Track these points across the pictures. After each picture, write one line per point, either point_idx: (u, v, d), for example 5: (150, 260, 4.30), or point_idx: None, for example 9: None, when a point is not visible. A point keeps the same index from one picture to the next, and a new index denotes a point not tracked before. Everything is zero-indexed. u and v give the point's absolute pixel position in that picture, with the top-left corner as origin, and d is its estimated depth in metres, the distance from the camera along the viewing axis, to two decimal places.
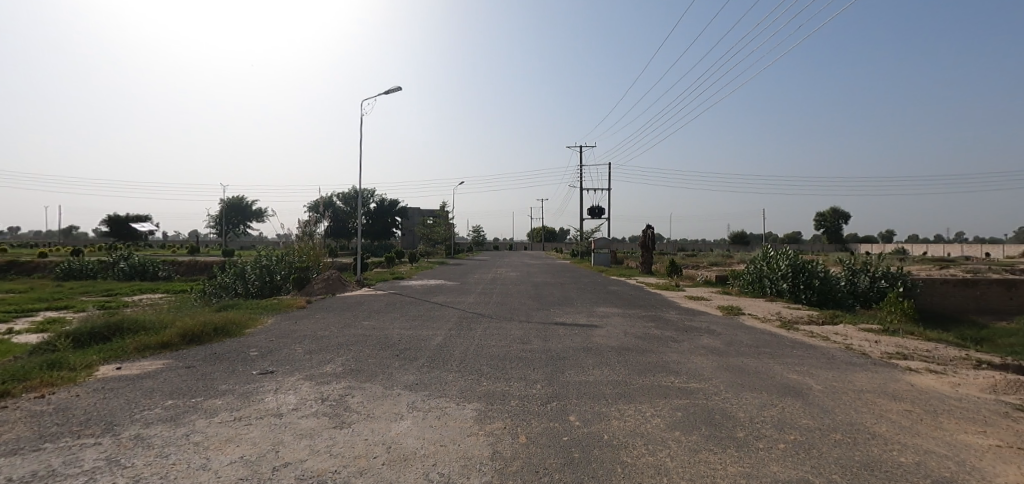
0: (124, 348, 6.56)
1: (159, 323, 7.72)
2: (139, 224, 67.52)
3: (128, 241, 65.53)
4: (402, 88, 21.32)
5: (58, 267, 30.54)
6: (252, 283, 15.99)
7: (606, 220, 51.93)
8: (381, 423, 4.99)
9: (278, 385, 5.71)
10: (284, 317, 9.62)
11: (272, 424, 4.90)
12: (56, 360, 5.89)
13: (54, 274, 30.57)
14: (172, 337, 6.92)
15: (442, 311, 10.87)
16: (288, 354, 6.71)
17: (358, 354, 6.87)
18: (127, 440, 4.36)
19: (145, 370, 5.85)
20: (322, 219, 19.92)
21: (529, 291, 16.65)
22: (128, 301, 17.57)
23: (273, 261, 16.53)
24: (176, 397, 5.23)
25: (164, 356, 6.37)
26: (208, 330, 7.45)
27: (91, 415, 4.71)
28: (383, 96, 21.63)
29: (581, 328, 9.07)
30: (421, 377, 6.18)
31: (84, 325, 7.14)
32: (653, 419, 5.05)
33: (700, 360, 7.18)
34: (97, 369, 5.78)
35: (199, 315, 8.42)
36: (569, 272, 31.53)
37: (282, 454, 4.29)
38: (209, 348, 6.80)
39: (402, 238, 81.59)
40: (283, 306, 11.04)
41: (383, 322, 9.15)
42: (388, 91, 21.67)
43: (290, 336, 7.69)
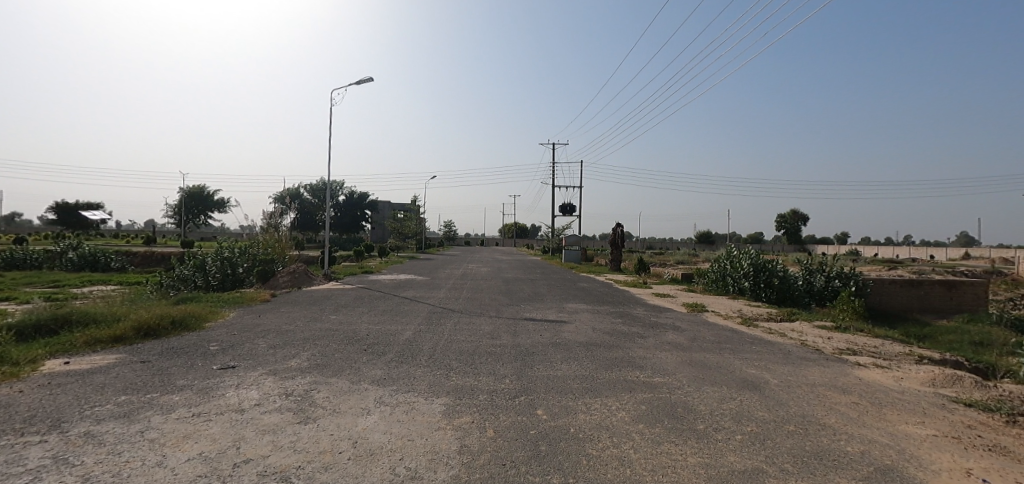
0: (73, 342, 6.22)
1: (112, 315, 7.35)
2: (90, 211, 64.06)
3: (77, 229, 61.98)
4: (373, 78, 20.94)
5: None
6: (214, 275, 15.47)
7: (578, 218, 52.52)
8: (348, 418, 4.95)
9: (240, 380, 5.53)
10: (246, 311, 9.33)
11: (234, 420, 4.80)
12: None
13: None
14: (125, 330, 6.60)
15: (411, 306, 10.80)
16: (250, 349, 6.51)
17: (324, 348, 6.73)
18: (76, 437, 4.20)
19: (96, 365, 5.57)
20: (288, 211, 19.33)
21: (499, 287, 16.68)
22: (77, 293, 16.63)
23: (235, 253, 15.98)
24: (131, 392, 5.01)
25: (117, 351, 6.08)
26: (165, 324, 7.14)
27: (36, 411, 4.48)
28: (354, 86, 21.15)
29: (550, 323, 9.18)
30: (389, 371, 6.12)
31: (28, 317, 6.72)
32: (618, 412, 5.18)
33: (664, 356, 7.38)
34: (43, 364, 5.46)
35: (155, 308, 8.07)
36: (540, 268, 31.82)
37: (244, 451, 4.24)
38: (166, 342, 6.55)
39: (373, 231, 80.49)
40: (246, 299, 10.70)
41: (351, 317, 9.00)
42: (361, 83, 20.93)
43: (252, 330, 7.47)
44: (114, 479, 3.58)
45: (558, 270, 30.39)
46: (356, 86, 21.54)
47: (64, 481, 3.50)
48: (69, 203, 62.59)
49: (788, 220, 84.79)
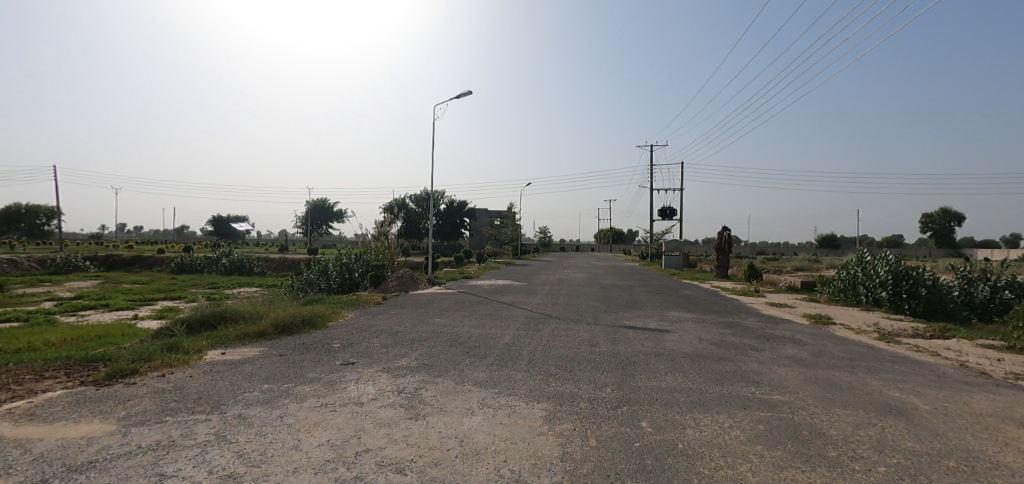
0: (227, 335, 7.22)
1: (256, 313, 8.42)
2: (236, 224, 74.75)
3: (227, 240, 72.75)
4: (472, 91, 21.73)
5: (173, 262, 34.50)
6: (334, 280, 17.11)
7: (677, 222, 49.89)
8: (453, 417, 5.15)
9: (358, 375, 6.01)
10: (362, 312, 10.16)
11: (354, 412, 5.24)
12: (173, 343, 6.59)
13: (171, 268, 34.57)
14: (266, 327, 7.52)
15: (509, 311, 10.99)
16: (366, 347, 7.05)
17: (430, 349, 7.08)
18: (231, 418, 4.92)
19: (245, 356, 6.41)
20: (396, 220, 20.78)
21: (595, 294, 16.39)
22: (229, 293, 19.45)
23: (352, 259, 17.54)
24: (272, 381, 5.69)
25: (260, 344, 6.95)
26: (297, 322, 8.01)
27: (202, 393, 5.28)
28: (454, 100, 22.13)
29: (652, 332, 8.77)
30: (490, 374, 6.26)
31: (195, 313, 7.95)
32: (732, 430, 4.79)
33: (783, 371, 6.69)
34: (206, 354, 6.39)
35: (289, 307, 9.10)
36: (637, 274, 30.71)
37: (364, 440, 4.62)
38: (298, 339, 7.34)
39: (471, 238, 83.77)
40: (362, 301, 11.67)
41: (453, 320, 9.39)
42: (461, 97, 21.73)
43: (368, 330, 8.09)
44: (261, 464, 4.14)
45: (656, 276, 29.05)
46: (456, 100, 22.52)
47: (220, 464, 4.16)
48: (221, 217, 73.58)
49: (937, 221, 73.07)
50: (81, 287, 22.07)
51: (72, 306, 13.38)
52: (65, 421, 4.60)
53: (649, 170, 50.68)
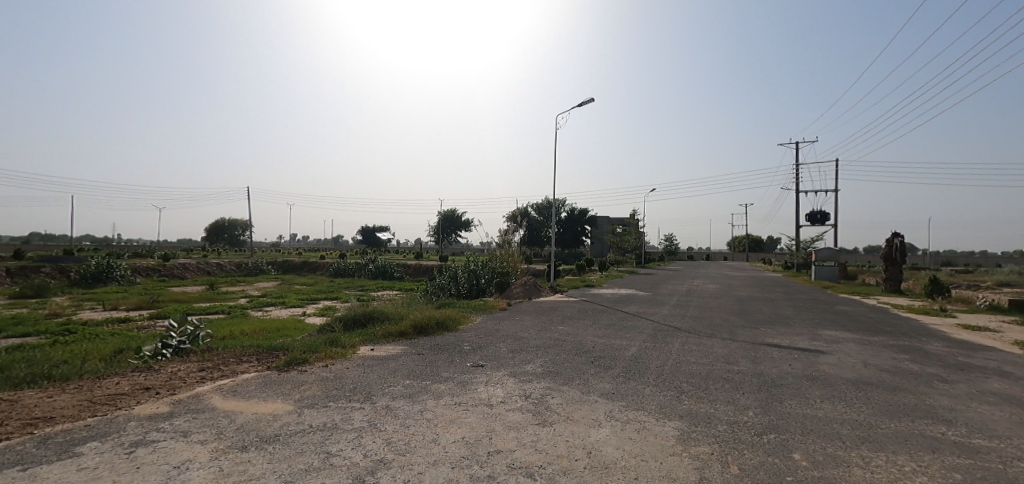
0: (375, 334, 8.08)
1: (397, 314, 9.30)
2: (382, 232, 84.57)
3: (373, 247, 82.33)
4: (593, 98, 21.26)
5: (332, 267, 39.96)
6: (463, 285, 17.98)
7: (831, 228, 43.49)
8: (581, 428, 5.09)
9: (488, 378, 6.27)
10: (489, 317, 10.63)
11: (485, 413, 5.47)
12: (334, 338, 7.56)
13: (330, 271, 40.07)
14: (406, 327, 8.25)
15: (634, 321, 10.60)
16: (494, 351, 7.33)
17: (555, 357, 7.11)
18: (380, 408, 5.48)
19: (390, 353, 7.09)
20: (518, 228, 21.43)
21: (729, 307, 15.04)
22: (374, 295, 21.88)
23: (479, 266, 18.34)
24: (413, 377, 6.20)
25: (402, 343, 7.64)
26: (432, 324, 8.65)
27: (356, 384, 5.96)
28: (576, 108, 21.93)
29: (802, 353, 7.76)
30: (617, 386, 6.08)
31: (350, 312, 9.05)
32: (914, 476, 4.00)
33: (985, 410, 5.42)
34: (358, 349, 7.22)
35: (426, 310, 9.89)
36: (779, 287, 27.48)
37: (494, 441, 4.79)
38: (434, 339, 7.92)
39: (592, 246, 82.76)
40: (489, 306, 12.21)
41: (577, 328, 9.34)
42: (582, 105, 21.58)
43: (495, 335, 8.43)
44: (403, 456, 4.52)
45: (803, 289, 25.65)
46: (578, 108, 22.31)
47: (372, 451, 4.63)
48: (369, 228, 83.93)
49: None
50: (267, 287, 26.71)
51: (260, 303, 16.22)
52: (257, 398, 5.53)
53: (795, 171, 45.11)
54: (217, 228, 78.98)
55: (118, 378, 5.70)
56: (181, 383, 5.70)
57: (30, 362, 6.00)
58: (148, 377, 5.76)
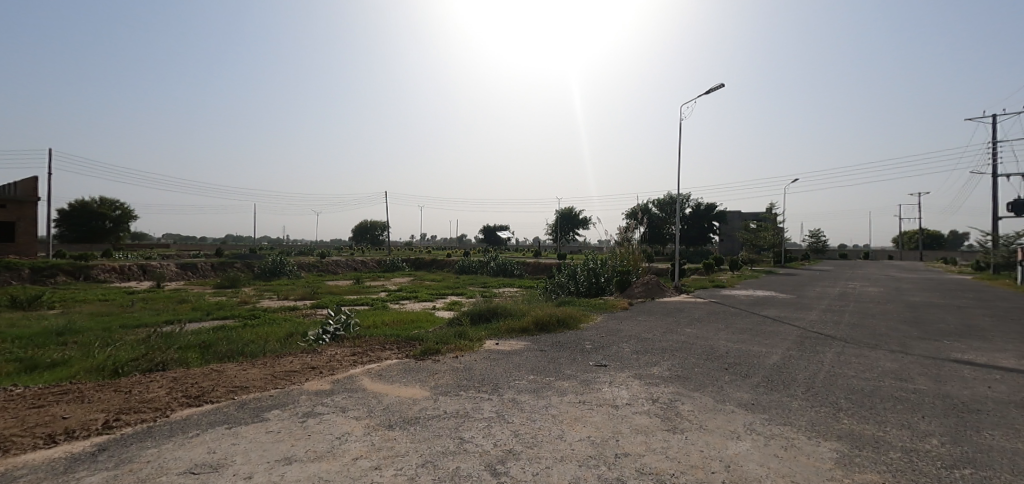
0: (499, 328, 8.43)
1: (519, 310, 9.58)
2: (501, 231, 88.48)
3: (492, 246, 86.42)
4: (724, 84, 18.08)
5: (458, 264, 42.74)
6: (582, 283, 17.66)
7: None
8: (717, 438, 4.73)
9: (612, 378, 6.15)
10: (611, 317, 10.44)
11: (611, 414, 5.36)
12: (462, 331, 8.04)
13: (455, 268, 42.86)
14: (528, 324, 8.46)
15: (774, 327, 9.58)
16: (617, 351, 7.17)
17: (684, 361, 6.73)
18: (507, 401, 5.68)
19: (514, 348, 7.34)
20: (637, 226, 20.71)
21: (898, 314, 12.79)
22: (495, 292, 22.88)
23: (598, 265, 17.85)
24: (536, 373, 6.33)
25: (525, 339, 7.85)
26: (553, 321, 8.75)
27: (484, 376, 6.26)
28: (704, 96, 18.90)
29: (1006, 374, 6.29)
30: (757, 397, 5.54)
31: (476, 307, 9.56)
32: None
33: None
34: (484, 342, 7.58)
35: (546, 307, 10.05)
36: (968, 292, 22.57)
37: (622, 444, 4.67)
38: (555, 337, 8.01)
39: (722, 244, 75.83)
40: (609, 306, 12.00)
41: (707, 332, 8.73)
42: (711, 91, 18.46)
43: (617, 334, 8.25)
44: (531, 449, 4.63)
45: (1001, 296, 20.80)
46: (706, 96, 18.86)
47: (501, 441, 4.83)
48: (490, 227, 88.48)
49: None
50: (402, 282, 29.52)
51: (398, 296, 18.02)
52: (399, 383, 6.10)
53: (990, 150, 36.65)
54: (361, 229, 89.37)
55: (291, 357, 6.72)
56: (339, 365, 6.53)
57: (229, 340, 7.36)
58: (313, 358, 6.69)
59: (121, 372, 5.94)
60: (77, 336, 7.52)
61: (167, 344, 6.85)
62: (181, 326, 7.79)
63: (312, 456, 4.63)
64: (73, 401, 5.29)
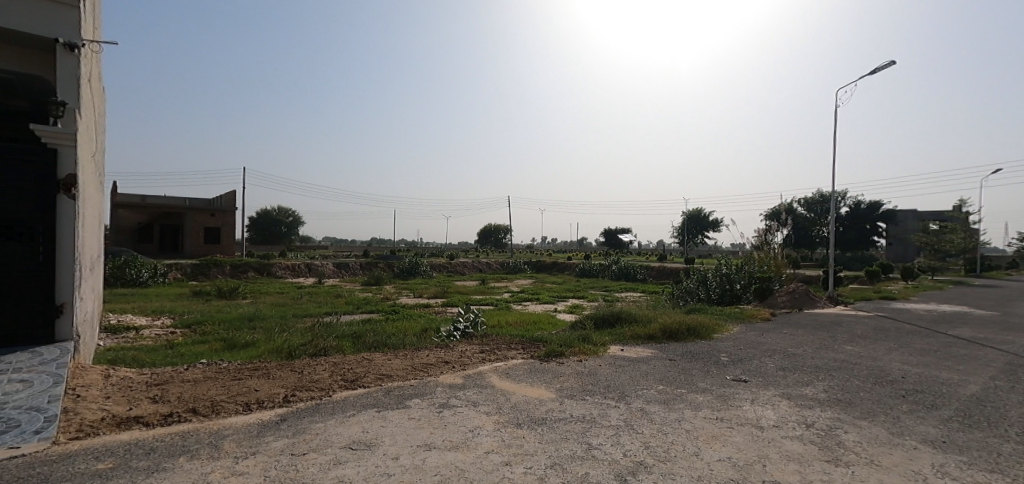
0: (624, 334, 8.22)
1: (645, 316, 9.22)
2: (623, 235, 87.06)
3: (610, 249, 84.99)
4: (894, 62, 15.64)
5: (578, 267, 42.76)
6: (714, 290, 16.32)
7: None
8: (894, 478, 4.00)
9: (754, 396, 5.60)
10: (749, 328, 9.53)
11: (756, 435, 4.86)
12: (586, 335, 7.98)
13: (576, 272, 42.90)
14: (655, 331, 8.11)
15: (969, 350, 7.87)
16: (759, 366, 6.52)
17: (844, 383, 5.86)
18: (636, 410, 5.48)
19: (640, 355, 7.08)
20: (780, 228, 18.69)
21: None
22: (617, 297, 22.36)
23: (732, 270, 16.46)
24: (666, 384, 6.02)
25: (652, 346, 7.54)
26: (683, 329, 8.26)
27: (610, 382, 6.13)
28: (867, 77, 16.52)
29: None
30: (949, 435, 4.58)
31: (599, 311, 9.43)
32: None
33: None
34: (609, 348, 7.43)
35: (674, 314, 9.53)
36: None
37: (770, 470, 4.20)
38: (686, 346, 7.56)
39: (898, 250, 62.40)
40: (747, 316, 10.96)
41: (874, 351, 7.50)
42: (875, 72, 16.13)
43: (758, 348, 7.50)
44: (663, 464, 4.39)
45: None
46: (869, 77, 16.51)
47: (631, 452, 4.67)
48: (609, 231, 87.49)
49: None
50: (525, 284, 30.40)
51: (520, 298, 18.64)
52: (525, 382, 6.25)
53: None
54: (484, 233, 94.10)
55: (427, 350, 7.29)
56: (469, 361, 6.92)
57: (375, 332, 8.25)
58: (447, 353, 7.19)
59: (295, 355, 7.00)
60: (263, 322, 9.07)
61: (327, 333, 7.92)
62: (337, 318, 8.94)
63: (449, 445, 4.95)
64: (263, 376, 6.36)
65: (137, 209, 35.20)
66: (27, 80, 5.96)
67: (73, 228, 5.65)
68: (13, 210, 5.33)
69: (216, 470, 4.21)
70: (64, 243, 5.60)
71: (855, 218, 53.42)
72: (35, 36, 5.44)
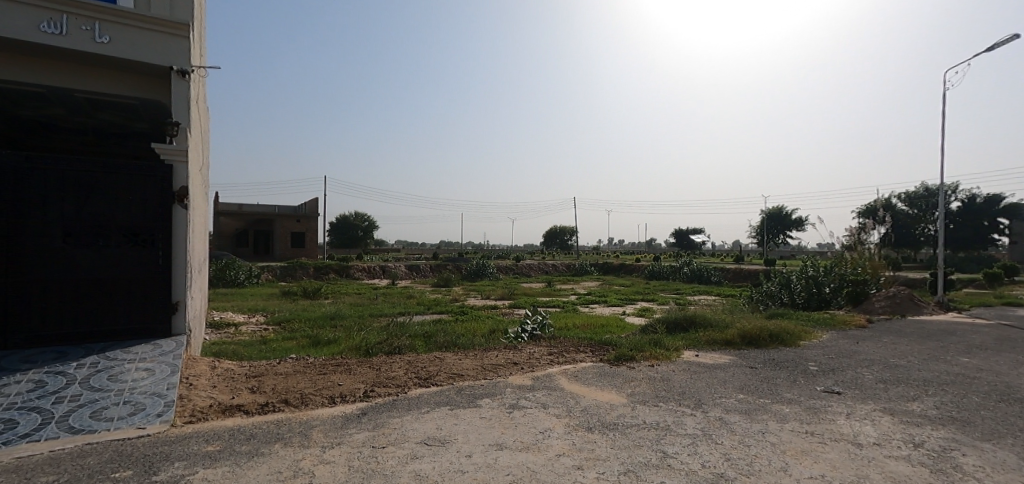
0: (699, 339, 7.88)
1: (721, 320, 8.76)
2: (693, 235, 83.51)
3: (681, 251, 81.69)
4: (1018, 33, 14.01)
5: (648, 269, 41.55)
6: (799, 293, 15.08)
7: None
8: None
9: (849, 410, 5.13)
10: (842, 335, 8.77)
11: (852, 452, 4.44)
12: (657, 339, 7.74)
13: (645, 274, 41.75)
14: (733, 336, 7.69)
15: None
16: (855, 378, 5.97)
17: (960, 400, 5.21)
18: (714, 419, 5.21)
19: (717, 362, 6.74)
20: (877, 226, 17.07)
21: None
22: (690, 300, 21.48)
23: (820, 273, 15.22)
24: (747, 393, 5.68)
25: (729, 353, 7.17)
26: (764, 335, 7.76)
27: (685, 389, 5.89)
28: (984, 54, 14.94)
29: None
30: None
31: (671, 315, 9.10)
32: None
33: None
34: (682, 353, 7.16)
35: (754, 319, 8.98)
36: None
37: None
38: (768, 353, 7.11)
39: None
40: (838, 323, 10.06)
41: (998, 364, 6.60)
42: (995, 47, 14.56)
43: (853, 357, 6.88)
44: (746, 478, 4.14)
45: None
46: (988, 52, 14.97)
47: (709, 463, 4.44)
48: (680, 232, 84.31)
49: None
50: (592, 287, 30.01)
51: (587, 300, 18.45)
52: (595, 386, 6.17)
53: None
54: (551, 235, 94.38)
55: (496, 351, 7.41)
56: (538, 363, 6.94)
57: (445, 332, 8.52)
58: (516, 354, 7.26)
59: (372, 352, 7.40)
60: (343, 321, 9.69)
61: (401, 332, 8.30)
62: (410, 318, 9.33)
63: (520, 446, 4.98)
64: (345, 372, 6.78)
65: (235, 216, 38.96)
66: (148, 104, 6.78)
67: (186, 234, 6.34)
68: (138, 219, 6.08)
69: (306, 457, 4.54)
70: (179, 247, 6.30)
71: (968, 213, 47.31)
72: (154, 65, 6.16)
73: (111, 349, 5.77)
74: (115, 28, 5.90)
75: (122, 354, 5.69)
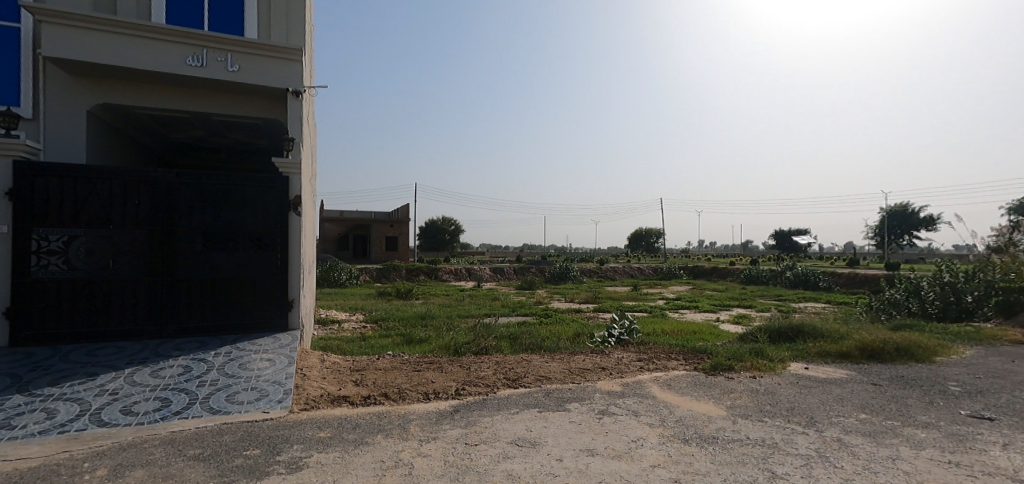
0: (808, 350, 7.22)
1: (834, 330, 7.95)
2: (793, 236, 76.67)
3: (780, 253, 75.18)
4: None
5: (744, 274, 38.80)
6: (933, 301, 13.48)
7: None
8: None
9: (1006, 440, 4.39)
10: (992, 352, 7.54)
11: None
12: (760, 349, 7.21)
13: (741, 279, 39.04)
14: (851, 349, 6.95)
15: None
16: (1012, 403, 5.10)
17: None
18: (831, 440, 4.73)
19: (831, 376, 6.13)
20: None
21: None
22: (794, 307, 19.70)
23: (960, 279, 13.38)
24: (871, 413, 5.09)
25: (846, 367, 6.48)
26: (890, 349, 6.91)
27: (795, 404, 5.42)
28: None
29: None
30: None
31: (774, 324, 8.43)
32: None
33: None
34: (789, 365, 6.60)
35: (876, 330, 8.02)
36: None
37: None
38: (895, 370, 6.32)
39: None
40: (987, 338, 8.67)
41: None
42: None
43: (1009, 379, 5.88)
44: None
45: None
46: None
47: None
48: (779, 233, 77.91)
49: None
50: (682, 291, 28.71)
51: (677, 305, 17.67)
52: (691, 396, 5.87)
53: None
54: (635, 237, 91.77)
55: (583, 355, 7.34)
56: (627, 369, 6.76)
57: (531, 334, 8.60)
58: (604, 359, 7.14)
59: (461, 352, 7.68)
60: (433, 321, 10.16)
61: (488, 333, 8.52)
62: (496, 319, 9.55)
63: (612, 453, 4.88)
64: (438, 370, 7.09)
65: (336, 221, 42.54)
66: (268, 122, 7.60)
67: (299, 238, 7.03)
68: (262, 225, 6.84)
69: (406, 449, 4.80)
70: (294, 250, 7.00)
71: None
72: (273, 87, 6.89)
73: (241, 341, 6.54)
74: (244, 57, 6.68)
75: (249, 346, 6.42)
